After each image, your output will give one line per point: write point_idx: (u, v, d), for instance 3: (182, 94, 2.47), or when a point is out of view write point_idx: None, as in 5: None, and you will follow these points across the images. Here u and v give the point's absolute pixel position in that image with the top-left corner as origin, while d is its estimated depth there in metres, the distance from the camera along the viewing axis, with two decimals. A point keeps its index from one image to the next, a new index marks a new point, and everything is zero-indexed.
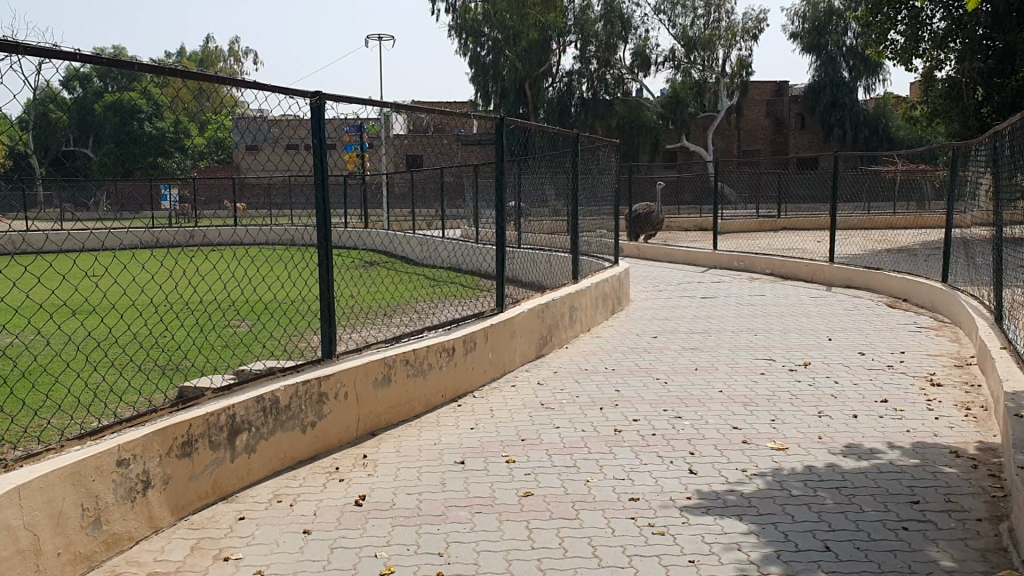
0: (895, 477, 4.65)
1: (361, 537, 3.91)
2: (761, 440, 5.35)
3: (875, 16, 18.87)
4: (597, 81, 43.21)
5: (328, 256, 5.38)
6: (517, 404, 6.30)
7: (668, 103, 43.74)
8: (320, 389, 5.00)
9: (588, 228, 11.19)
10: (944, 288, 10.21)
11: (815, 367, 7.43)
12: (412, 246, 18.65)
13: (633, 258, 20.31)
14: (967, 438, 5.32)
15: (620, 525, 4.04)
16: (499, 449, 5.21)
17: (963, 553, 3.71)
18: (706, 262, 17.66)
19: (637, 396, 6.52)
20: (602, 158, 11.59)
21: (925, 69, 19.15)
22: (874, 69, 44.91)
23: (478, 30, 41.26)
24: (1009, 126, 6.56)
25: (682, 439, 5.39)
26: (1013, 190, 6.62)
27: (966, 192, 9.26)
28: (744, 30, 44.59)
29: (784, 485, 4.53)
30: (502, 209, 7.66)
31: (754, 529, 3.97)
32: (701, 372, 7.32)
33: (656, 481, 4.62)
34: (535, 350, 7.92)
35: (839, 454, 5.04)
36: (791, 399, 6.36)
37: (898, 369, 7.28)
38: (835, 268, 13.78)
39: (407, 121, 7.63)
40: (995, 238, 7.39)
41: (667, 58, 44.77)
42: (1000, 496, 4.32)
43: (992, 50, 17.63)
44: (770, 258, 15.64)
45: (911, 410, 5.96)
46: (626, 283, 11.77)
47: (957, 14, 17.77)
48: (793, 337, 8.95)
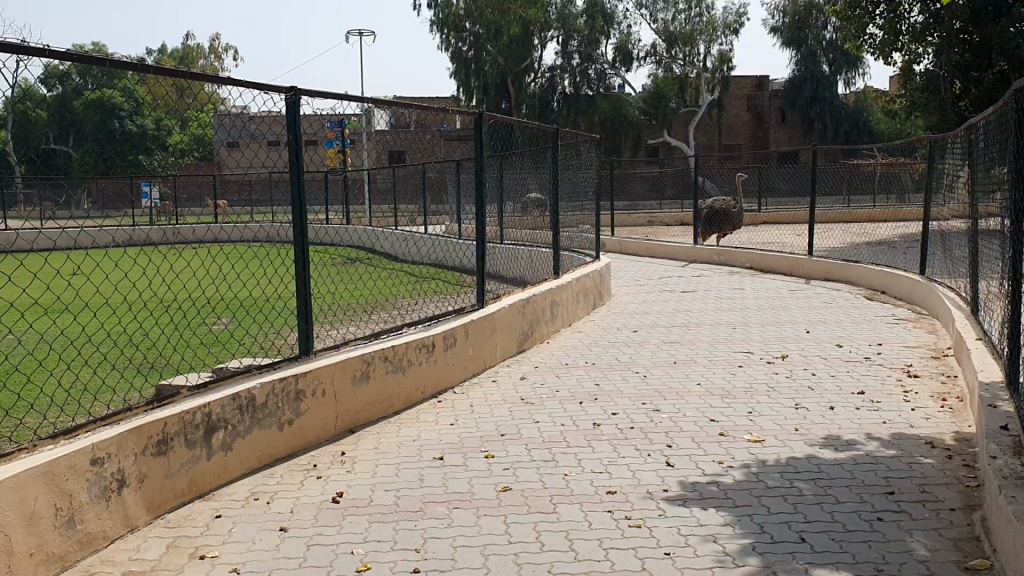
0: (871, 468, 4.68)
1: (337, 534, 3.90)
2: (738, 432, 5.38)
3: (854, 10, 18.92)
4: (579, 75, 43.09)
5: (305, 252, 5.33)
6: (496, 400, 6.29)
7: (652, 99, 43.65)
8: (298, 386, 4.98)
9: (569, 224, 11.16)
10: (922, 280, 10.29)
11: (791, 360, 7.45)
12: (392, 242, 18.71)
13: (615, 253, 20.33)
14: (943, 429, 5.36)
15: (596, 518, 4.05)
16: (477, 444, 5.22)
17: (937, 543, 3.74)
18: (689, 257, 17.66)
19: (616, 390, 6.54)
20: (585, 153, 11.57)
21: (903, 63, 19.21)
22: (853, 63, 45.15)
23: (459, 24, 41.74)
24: (984, 119, 6.62)
25: (660, 432, 5.40)
26: (987, 185, 6.67)
27: (942, 185, 9.33)
28: (724, 25, 44.42)
29: (761, 476, 4.55)
30: (481, 205, 7.63)
31: (730, 520, 3.99)
32: (680, 366, 7.33)
33: (634, 474, 4.64)
34: (515, 346, 7.91)
35: (816, 446, 5.06)
36: (768, 392, 6.38)
37: (875, 361, 7.33)
38: (813, 262, 13.88)
39: (387, 116, 7.56)
40: (971, 230, 7.45)
41: (649, 53, 44.92)
42: (974, 486, 4.36)
43: (970, 44, 17.54)
44: (749, 252, 15.68)
45: (887, 402, 6.01)
46: (608, 278, 11.82)
47: (934, 8, 17.75)
48: (771, 330, 8.98)
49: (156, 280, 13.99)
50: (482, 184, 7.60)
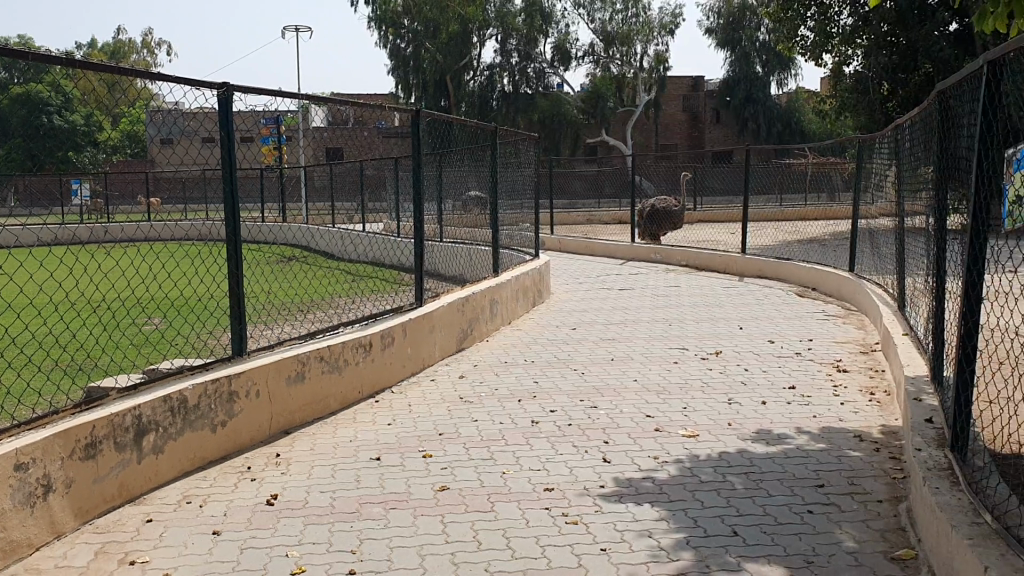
0: (801, 461, 4.77)
1: (272, 536, 3.86)
2: (673, 427, 5.45)
3: (786, 12, 19.24)
4: (517, 74, 42.86)
5: (238, 251, 5.25)
6: (435, 399, 6.28)
7: (590, 98, 43.89)
8: (231, 387, 4.91)
9: (508, 222, 11.17)
10: (851, 277, 10.54)
11: (726, 356, 7.57)
12: (330, 240, 18.55)
13: (554, 250, 20.42)
14: (871, 422, 5.50)
15: (533, 515, 4.06)
16: (415, 444, 5.20)
17: (864, 534, 3.83)
18: (627, 255, 17.82)
19: (554, 387, 6.57)
20: (524, 152, 11.59)
21: (834, 64, 19.62)
22: (785, 63, 45.99)
23: (397, 21, 41.59)
24: (910, 120, 6.80)
25: (597, 429, 5.44)
26: (913, 185, 6.85)
27: (871, 184, 9.55)
28: (661, 26, 44.94)
29: (695, 471, 4.62)
30: (419, 203, 7.60)
31: (665, 515, 4.04)
32: (617, 363, 7.39)
33: (571, 471, 4.67)
34: (454, 345, 7.89)
35: (748, 440, 5.15)
36: (703, 387, 6.48)
37: (806, 357, 7.48)
38: (747, 259, 14.12)
39: (324, 113, 7.48)
40: (898, 228, 7.64)
41: (587, 52, 45.20)
42: (900, 478, 4.48)
43: (897, 47, 17.98)
44: (685, 250, 15.88)
45: (817, 396, 6.14)
46: (547, 276, 11.87)
47: (863, 11, 18.18)
48: (706, 327, 9.11)
49: (86, 279, 13.67)
50: (420, 182, 7.57)
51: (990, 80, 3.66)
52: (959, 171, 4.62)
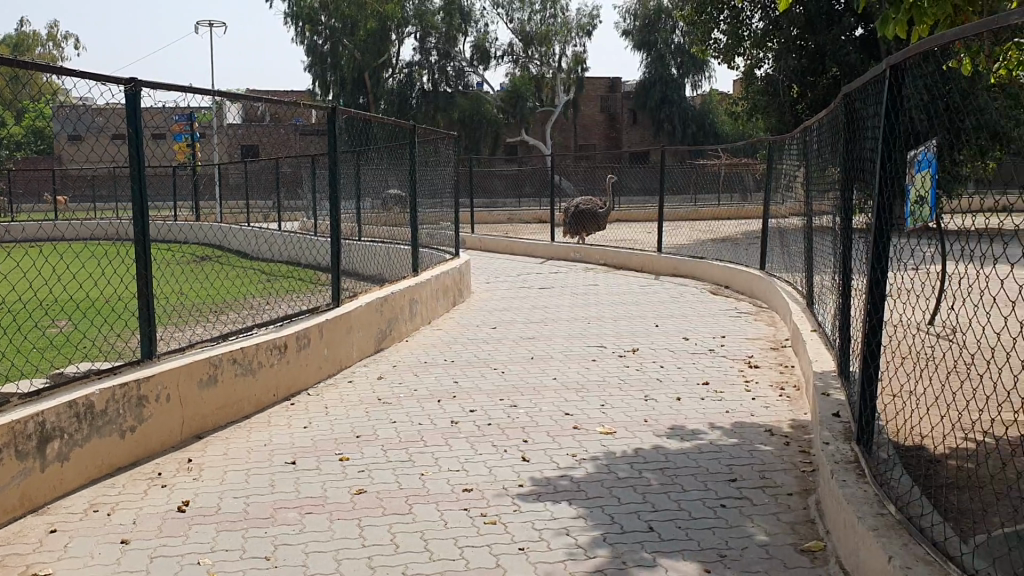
0: (715, 456, 4.87)
1: (183, 544, 3.76)
2: (591, 425, 5.50)
3: (700, 15, 19.50)
4: (437, 72, 42.93)
5: (147, 251, 5.11)
6: (352, 401, 6.21)
7: (509, 98, 43.93)
8: (140, 392, 4.78)
9: (427, 221, 11.12)
10: (762, 275, 10.80)
11: (642, 353, 7.68)
12: (245, 239, 18.23)
13: (473, 250, 20.42)
14: (782, 416, 5.64)
15: (451, 516, 4.05)
16: (332, 447, 5.13)
17: (775, 527, 3.92)
18: (546, 254, 17.93)
19: (472, 387, 6.56)
20: (443, 150, 11.56)
21: (746, 67, 20.04)
22: (699, 66, 46.85)
23: (314, 17, 41.16)
24: (817, 122, 7.00)
25: (515, 428, 5.45)
26: (820, 185, 7.05)
27: (781, 185, 9.78)
28: (579, 27, 45.27)
29: (612, 468, 4.66)
30: (335, 202, 7.51)
31: (582, 513, 4.07)
32: (536, 362, 7.42)
33: (489, 471, 4.67)
34: (372, 345, 7.82)
35: (664, 436, 5.22)
36: (620, 385, 6.55)
37: (719, 353, 7.63)
38: (663, 258, 14.36)
39: (238, 109, 7.34)
40: (806, 227, 7.85)
41: (506, 52, 45.36)
42: (809, 471, 4.60)
43: (806, 50, 18.51)
44: (602, 249, 16.05)
45: (730, 392, 6.27)
46: (467, 275, 11.85)
47: (774, 15, 18.60)
48: (624, 325, 9.22)
49: None
50: (337, 181, 7.48)
51: (891, 83, 3.80)
52: (864, 172, 4.77)
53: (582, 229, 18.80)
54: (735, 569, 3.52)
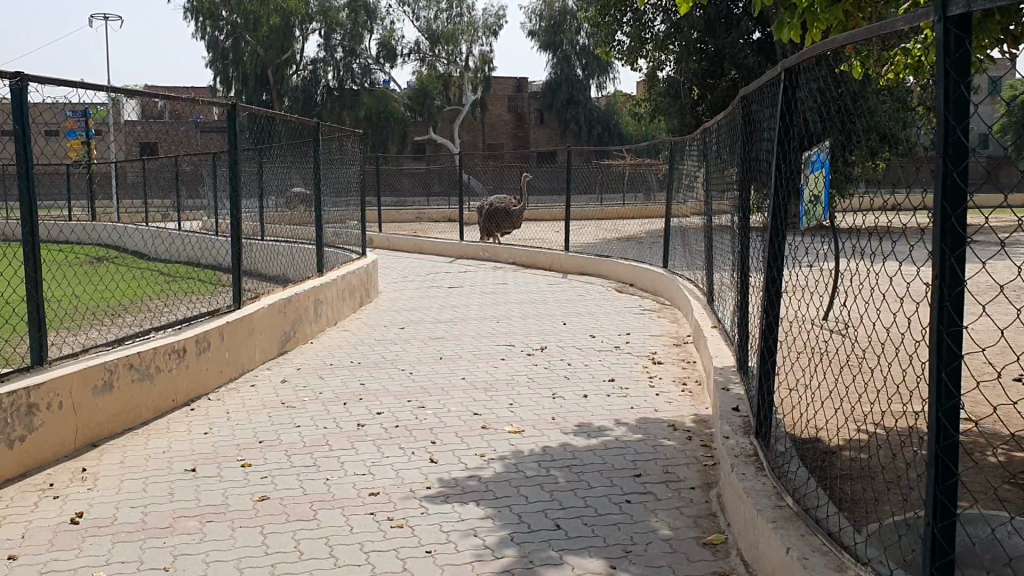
0: (620, 452, 4.93)
1: (77, 558, 3.63)
2: (498, 424, 5.50)
3: (604, 17, 19.76)
4: (342, 69, 42.08)
5: (37, 253, 4.91)
6: (255, 405, 6.08)
7: (416, 96, 43.68)
8: (29, 399, 4.58)
9: (333, 220, 10.98)
10: (665, 273, 11.00)
11: (550, 352, 7.73)
12: (144, 239, 17.71)
13: (381, 249, 20.26)
14: (684, 412, 5.74)
15: (358, 521, 4.00)
16: (234, 453, 5.01)
17: (679, 521, 4.00)
18: (454, 253, 17.91)
19: (379, 388, 6.50)
20: (348, 149, 11.43)
21: (649, 69, 20.35)
22: (604, 67, 47.43)
23: (215, 13, 40.28)
24: (716, 124, 7.16)
25: (423, 429, 5.42)
26: (720, 185, 7.21)
27: (683, 184, 9.97)
28: (485, 27, 45.24)
29: (519, 467, 4.68)
30: (236, 201, 7.33)
31: (489, 513, 4.07)
32: (444, 362, 7.41)
33: (396, 473, 4.63)
34: (275, 347, 7.67)
35: (570, 434, 5.27)
36: (527, 383, 6.58)
37: (624, 350, 7.74)
38: (570, 256, 14.51)
39: (134, 106, 7.11)
40: (707, 225, 8.01)
41: (412, 50, 45.07)
42: (711, 465, 4.70)
43: (705, 53, 18.94)
44: (510, 248, 16.12)
45: (635, 388, 6.36)
46: (374, 276, 11.73)
47: (674, 18, 18.86)
48: (531, 323, 9.27)
49: None
50: (238, 180, 7.31)
51: (786, 86, 3.91)
52: (761, 173, 4.89)
53: (494, 228, 18.65)
54: (640, 564, 3.56)
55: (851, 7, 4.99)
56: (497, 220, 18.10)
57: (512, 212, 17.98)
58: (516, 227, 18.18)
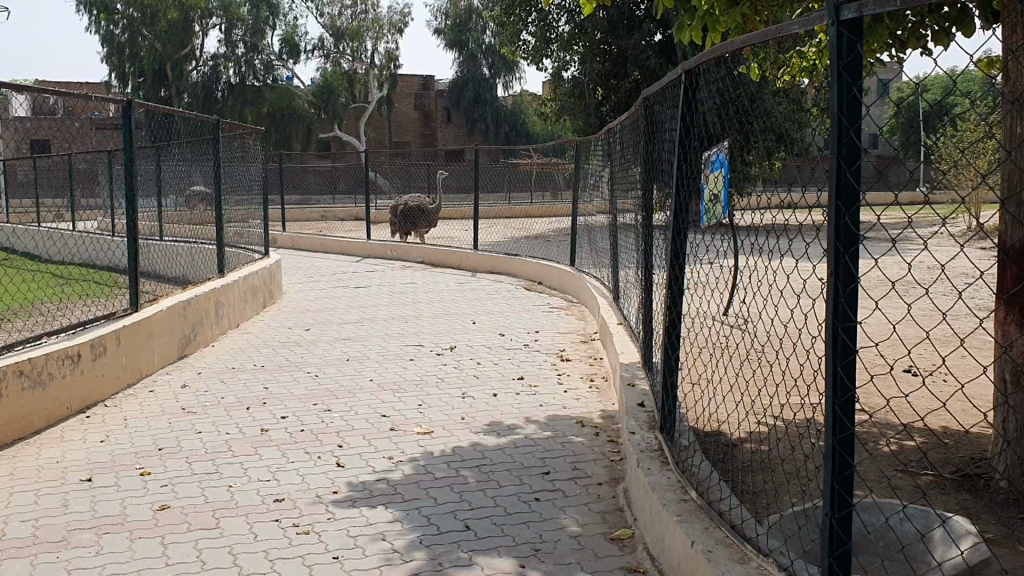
0: (529, 450, 4.94)
1: None
2: (407, 425, 5.46)
3: (508, 17, 19.89)
4: (244, 65, 41.08)
5: None
6: (155, 411, 5.89)
7: (320, 93, 43.09)
8: None
9: (236, 219, 10.73)
10: (572, 270, 11.11)
11: (458, 351, 7.72)
12: (35, 239, 17.03)
13: (286, 248, 19.92)
14: (592, 408, 5.80)
15: (262, 528, 3.92)
16: (131, 461, 4.85)
17: (587, 518, 4.03)
18: (361, 253, 17.73)
19: (284, 391, 6.38)
20: (251, 146, 11.19)
21: (553, 70, 20.45)
22: (510, 66, 47.67)
23: (110, 6, 38.96)
24: (619, 124, 7.26)
25: (330, 432, 5.34)
26: (624, 185, 7.31)
27: (588, 184, 10.09)
28: (390, 24, 44.89)
29: (428, 468, 4.65)
30: (133, 200, 7.10)
31: (398, 516, 4.03)
32: (351, 363, 7.32)
33: (303, 478, 4.55)
34: (175, 351, 7.46)
35: (480, 433, 5.26)
36: (436, 383, 6.55)
37: (533, 348, 7.77)
38: (478, 255, 14.53)
39: (23, 101, 6.81)
40: (612, 224, 8.11)
41: (316, 47, 44.38)
42: (618, 460, 4.76)
43: (609, 54, 19.23)
44: (417, 248, 16.05)
45: (543, 385, 6.40)
46: (278, 276, 11.52)
47: (578, 19, 19.15)
48: (440, 322, 9.24)
49: None
50: (134, 179, 7.08)
51: (687, 87, 3.98)
52: (663, 173, 4.98)
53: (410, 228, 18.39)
54: (549, 562, 3.58)
55: (750, 9, 5.14)
56: (415, 219, 17.86)
57: (431, 211, 17.80)
58: (434, 226, 18.01)
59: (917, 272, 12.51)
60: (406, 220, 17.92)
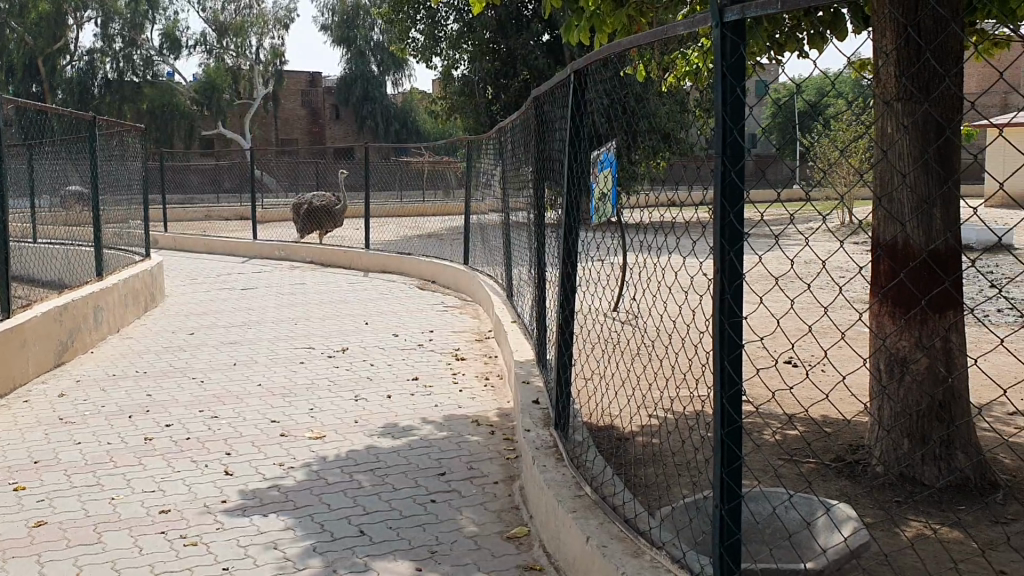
0: (424, 452, 4.90)
1: None
2: (298, 430, 5.34)
3: (396, 14, 19.75)
4: (122, 60, 39.58)
5: None
6: (29, 423, 5.61)
7: (203, 89, 41.88)
8: None
9: (115, 220, 10.33)
10: (465, 270, 11.11)
11: (350, 353, 7.61)
12: None
13: (169, 249, 19.29)
14: (487, 407, 5.81)
15: (147, 542, 3.77)
16: (4, 476, 4.61)
17: (483, 517, 4.03)
18: (248, 253, 17.31)
19: (169, 399, 6.17)
20: (129, 144, 10.78)
21: (443, 68, 20.45)
22: (399, 64, 47.38)
23: None
24: (510, 123, 7.28)
25: (218, 440, 5.19)
26: (515, 183, 7.34)
27: (480, 183, 10.10)
28: (275, 19, 43.91)
29: (321, 474, 4.56)
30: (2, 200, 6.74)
31: (290, 523, 3.94)
32: (238, 368, 7.13)
33: (190, 488, 4.40)
34: (50, 358, 7.13)
35: (374, 436, 5.20)
36: (328, 386, 6.45)
37: (426, 348, 7.73)
38: (369, 255, 14.39)
39: None
40: (504, 222, 8.12)
41: (198, 42, 43.12)
42: (513, 458, 4.77)
43: (498, 54, 19.20)
44: (307, 248, 15.78)
45: (438, 385, 6.37)
46: (160, 277, 11.14)
47: (467, 17, 19.20)
48: (331, 324, 9.10)
49: None
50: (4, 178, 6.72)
51: (576, 88, 4.01)
52: (553, 172, 5.02)
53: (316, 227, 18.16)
54: (446, 564, 3.56)
55: (635, 10, 5.22)
56: (319, 220, 17.61)
57: (336, 212, 17.57)
58: (340, 225, 17.82)
59: (797, 268, 12.97)
60: (310, 221, 17.66)
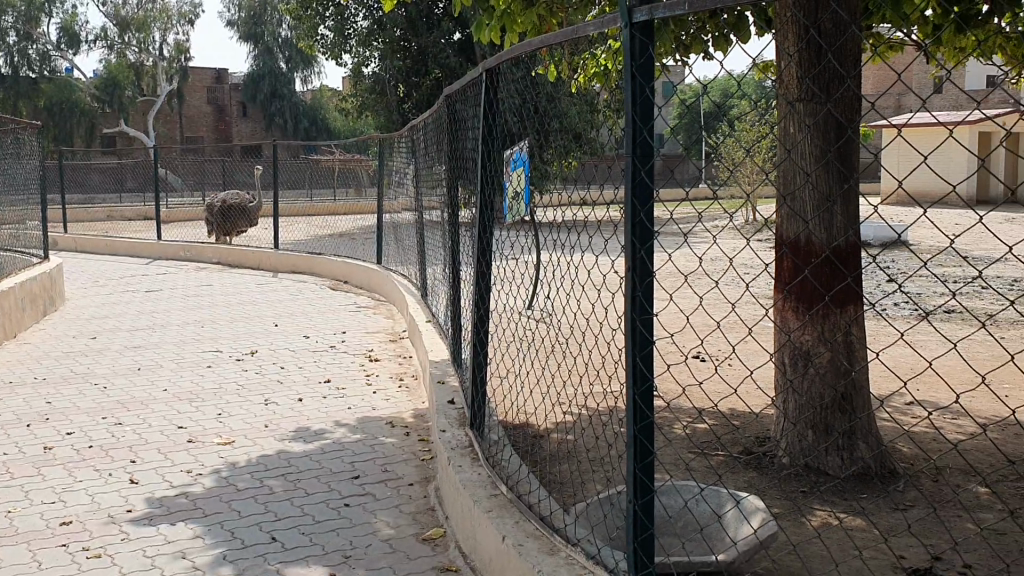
0: (337, 455, 4.84)
1: None
2: (206, 436, 5.21)
3: (305, 11, 19.47)
4: (16, 54, 38.26)
5: None
6: None
7: (104, 85, 40.59)
8: None
9: (10, 221, 9.91)
10: (377, 270, 11.02)
11: (261, 355, 7.46)
12: None
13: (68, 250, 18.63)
14: (402, 408, 5.77)
15: (47, 555, 3.63)
16: None
17: (398, 520, 3.99)
18: (153, 253, 16.83)
19: (70, 406, 5.95)
20: (25, 142, 10.35)
21: (353, 65, 20.23)
22: (308, 61, 46.72)
23: None
24: (422, 122, 7.23)
25: (122, 448, 5.03)
26: (428, 183, 7.30)
27: (392, 182, 10.03)
28: (179, 14, 42.71)
29: (231, 480, 4.46)
30: None
31: (199, 532, 3.84)
32: (143, 372, 6.92)
33: (92, 499, 4.25)
34: None
35: (285, 440, 5.11)
36: (237, 390, 6.31)
37: (339, 349, 7.63)
38: (278, 254, 14.14)
39: None
40: (417, 222, 8.07)
41: (98, 37, 41.78)
42: (428, 459, 4.74)
43: (408, 52, 19.12)
44: (214, 248, 15.43)
45: (351, 387, 6.29)
46: (59, 280, 10.74)
47: (377, 15, 19.00)
48: (240, 326, 8.91)
49: None
50: None
51: (488, 86, 4.01)
52: (466, 171, 5.02)
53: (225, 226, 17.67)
54: (360, 568, 3.51)
55: (544, 10, 5.24)
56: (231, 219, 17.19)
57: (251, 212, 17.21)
58: (254, 225, 17.49)
59: (705, 265, 13.24)
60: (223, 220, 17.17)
